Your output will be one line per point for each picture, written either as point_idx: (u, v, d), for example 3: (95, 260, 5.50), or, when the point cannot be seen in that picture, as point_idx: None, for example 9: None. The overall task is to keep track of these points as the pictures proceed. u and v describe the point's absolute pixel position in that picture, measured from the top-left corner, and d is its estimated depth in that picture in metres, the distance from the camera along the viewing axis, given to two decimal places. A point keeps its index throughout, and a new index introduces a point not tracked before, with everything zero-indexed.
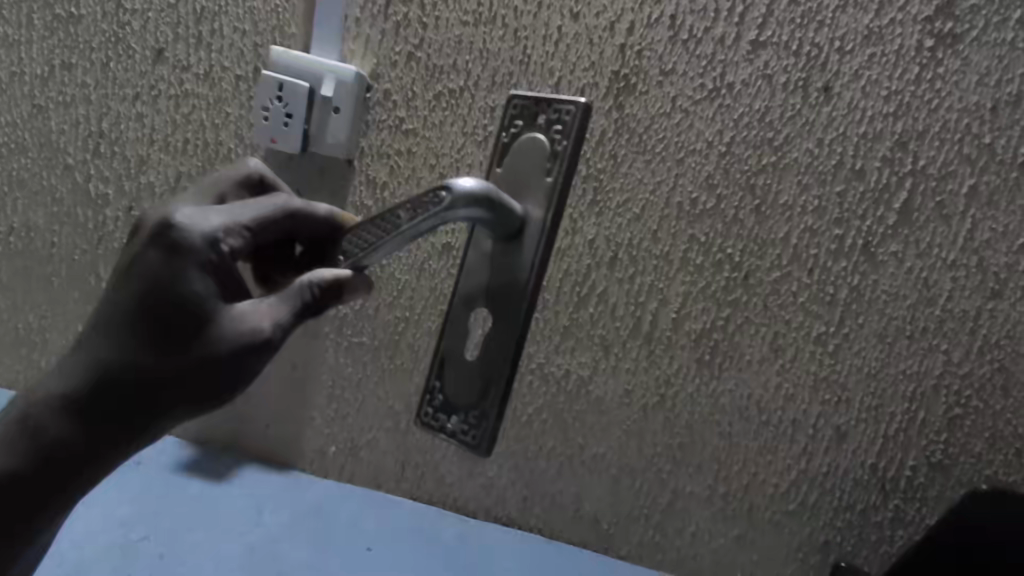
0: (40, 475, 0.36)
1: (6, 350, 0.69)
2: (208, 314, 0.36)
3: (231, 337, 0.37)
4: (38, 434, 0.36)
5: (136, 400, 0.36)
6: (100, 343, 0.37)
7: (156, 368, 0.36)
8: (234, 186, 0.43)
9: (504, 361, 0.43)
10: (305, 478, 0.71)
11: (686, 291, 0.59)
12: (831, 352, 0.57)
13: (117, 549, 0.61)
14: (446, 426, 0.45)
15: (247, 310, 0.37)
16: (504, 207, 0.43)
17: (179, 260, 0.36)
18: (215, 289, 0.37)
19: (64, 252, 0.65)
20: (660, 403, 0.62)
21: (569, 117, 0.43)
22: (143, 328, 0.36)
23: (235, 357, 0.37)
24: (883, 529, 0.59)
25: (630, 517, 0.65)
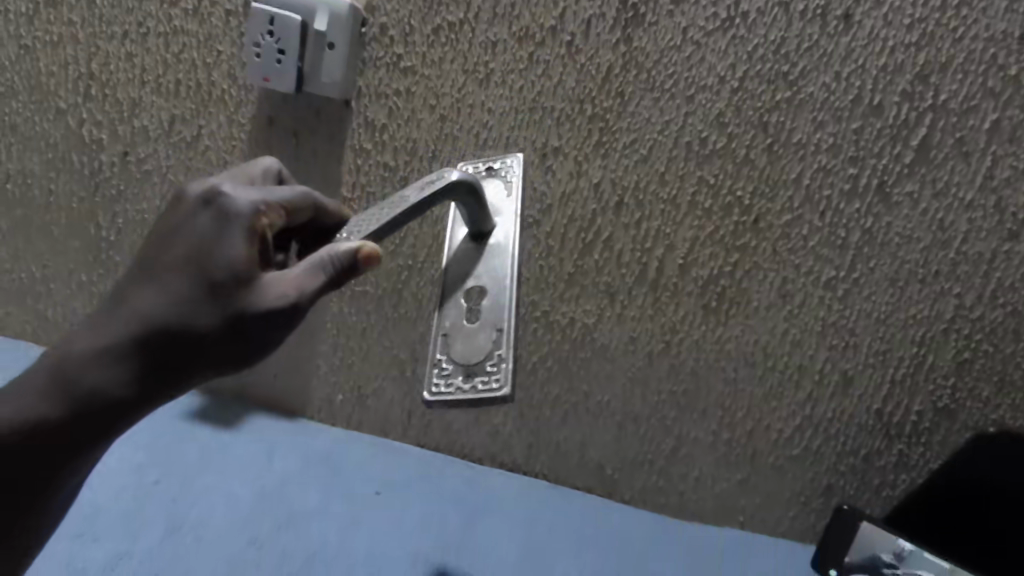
0: (59, 427, 0.38)
1: (11, 301, 0.69)
2: (247, 277, 0.38)
3: (263, 301, 0.37)
4: (62, 384, 0.38)
5: (163, 354, 0.37)
6: (134, 298, 0.38)
7: (189, 324, 0.37)
8: (256, 178, 0.46)
9: (510, 315, 0.45)
10: (312, 425, 0.72)
11: (693, 235, 0.57)
12: (841, 298, 0.56)
13: (134, 494, 0.63)
14: (465, 382, 0.43)
15: (277, 275, 0.38)
16: (483, 208, 0.49)
17: (226, 225, 0.39)
18: (253, 252, 0.38)
19: (62, 199, 0.65)
20: (665, 349, 0.62)
21: (515, 161, 0.53)
22: (182, 286, 0.38)
23: (266, 320, 0.37)
24: (886, 473, 0.60)
25: (635, 463, 0.66)
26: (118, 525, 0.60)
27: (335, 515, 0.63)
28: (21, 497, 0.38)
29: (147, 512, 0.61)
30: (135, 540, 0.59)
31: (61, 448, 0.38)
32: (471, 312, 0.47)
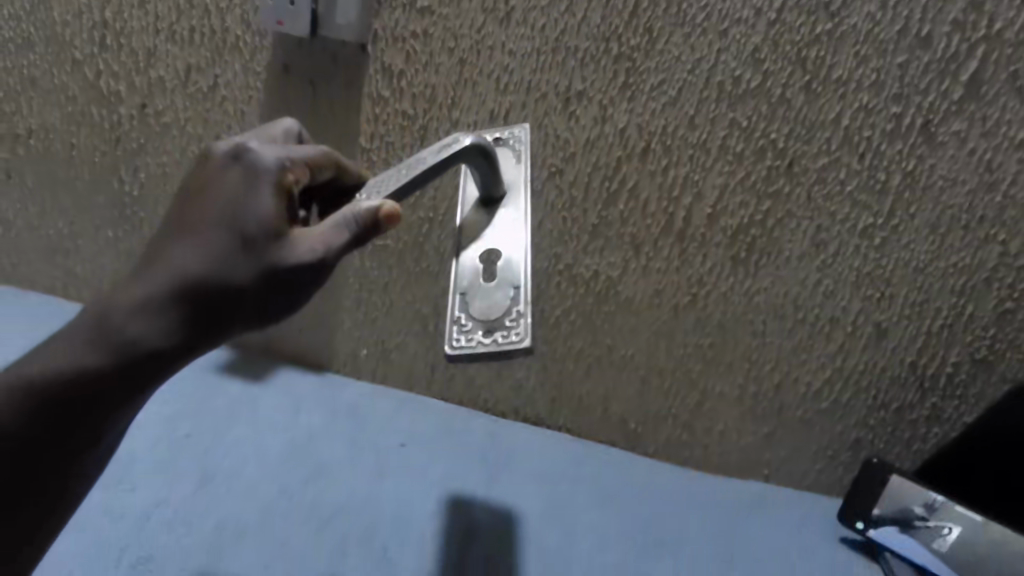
0: (92, 381, 0.37)
1: (41, 256, 0.71)
2: (277, 231, 0.39)
3: (292, 255, 0.39)
4: (92, 335, 0.37)
5: (192, 303, 0.38)
6: (163, 248, 0.39)
7: (220, 274, 0.38)
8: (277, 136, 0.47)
9: (527, 275, 0.45)
10: (337, 378, 0.72)
11: (723, 182, 0.55)
12: (878, 246, 0.55)
13: (167, 445, 0.63)
14: (484, 335, 0.43)
15: (304, 231, 0.40)
16: (495, 172, 0.48)
17: (255, 181, 0.40)
18: (281, 208, 0.40)
19: (84, 154, 0.65)
20: (692, 302, 0.61)
21: (523, 132, 0.52)
22: (212, 237, 0.38)
23: (294, 273, 0.39)
24: (917, 427, 0.61)
25: (659, 416, 0.66)
26: (151, 474, 0.60)
27: (362, 466, 0.64)
28: (54, 454, 0.38)
29: (180, 462, 0.62)
30: (170, 487, 0.60)
31: (95, 403, 0.37)
32: (488, 271, 0.46)
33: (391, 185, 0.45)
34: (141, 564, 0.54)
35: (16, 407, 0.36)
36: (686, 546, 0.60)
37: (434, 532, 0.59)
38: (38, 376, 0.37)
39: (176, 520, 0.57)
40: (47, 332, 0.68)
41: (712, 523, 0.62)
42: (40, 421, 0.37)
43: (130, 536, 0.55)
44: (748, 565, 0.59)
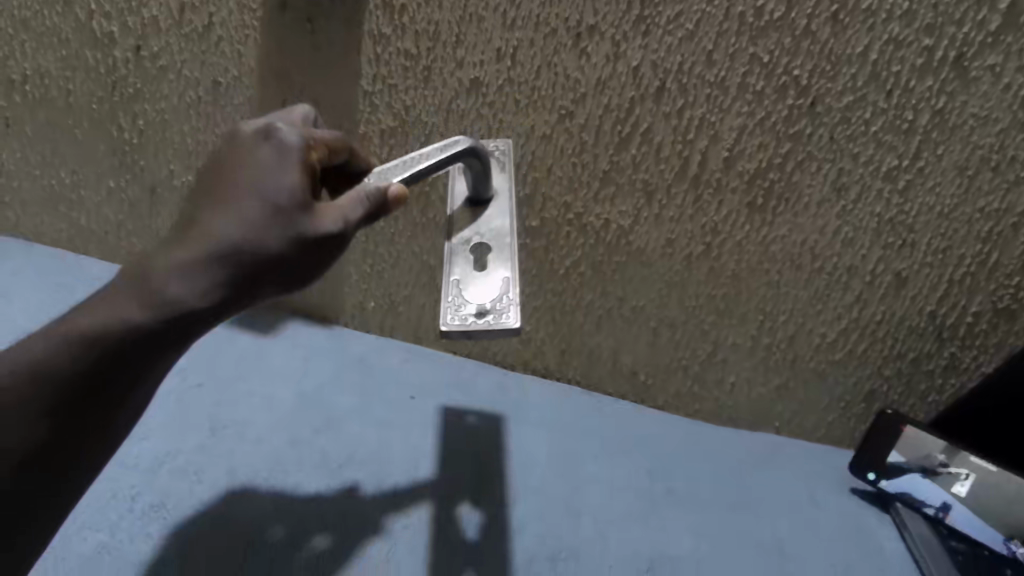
0: (131, 338, 0.37)
1: (44, 208, 0.70)
2: (301, 201, 0.38)
3: (314, 227, 0.38)
4: (130, 294, 0.37)
5: (225, 267, 0.37)
6: (195, 217, 0.38)
7: (246, 244, 0.37)
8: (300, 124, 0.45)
9: (515, 266, 0.49)
10: (346, 331, 0.72)
11: (741, 124, 0.53)
12: (901, 190, 0.53)
13: (183, 397, 0.63)
14: (478, 312, 0.46)
15: (325, 204, 0.39)
16: (487, 174, 0.52)
17: (281, 157, 0.39)
18: (304, 180, 0.39)
19: (81, 101, 0.64)
20: (705, 252, 0.59)
21: (507, 142, 0.56)
22: (237, 208, 0.37)
23: (318, 245, 0.38)
24: (932, 377, 0.61)
25: (669, 368, 0.66)
26: (165, 424, 0.61)
27: (374, 418, 0.63)
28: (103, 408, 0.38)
29: (193, 412, 0.62)
30: (183, 437, 0.60)
31: (136, 361, 0.38)
32: (479, 261, 0.50)
33: (396, 174, 0.47)
34: (154, 510, 0.54)
35: (67, 361, 0.37)
36: (697, 494, 0.60)
37: (443, 476, 0.59)
38: (83, 332, 0.37)
39: (189, 470, 0.57)
40: (57, 285, 0.68)
41: (727, 475, 0.62)
42: (83, 373, 0.37)
43: (143, 483, 0.56)
44: (762, 515, 0.59)
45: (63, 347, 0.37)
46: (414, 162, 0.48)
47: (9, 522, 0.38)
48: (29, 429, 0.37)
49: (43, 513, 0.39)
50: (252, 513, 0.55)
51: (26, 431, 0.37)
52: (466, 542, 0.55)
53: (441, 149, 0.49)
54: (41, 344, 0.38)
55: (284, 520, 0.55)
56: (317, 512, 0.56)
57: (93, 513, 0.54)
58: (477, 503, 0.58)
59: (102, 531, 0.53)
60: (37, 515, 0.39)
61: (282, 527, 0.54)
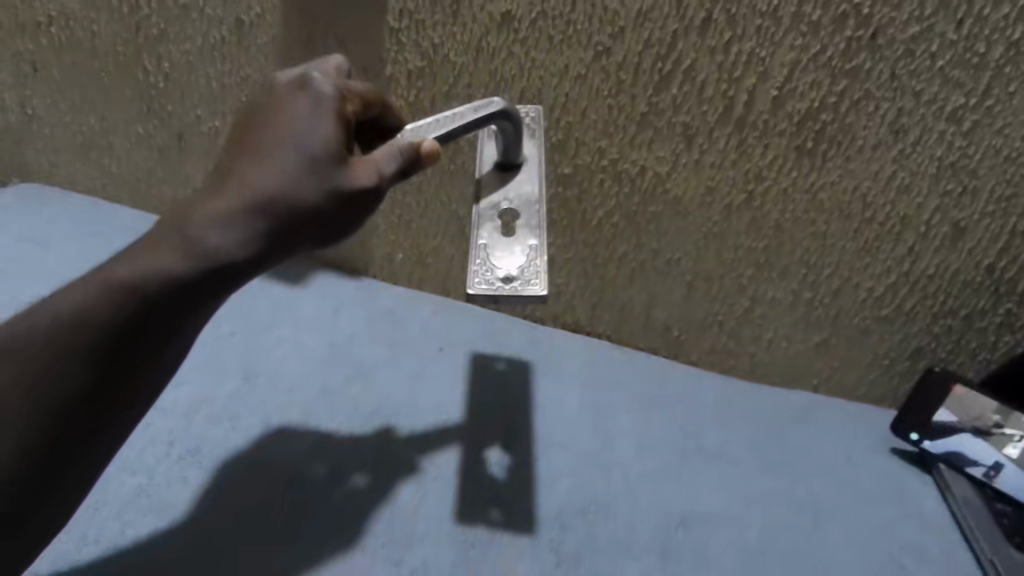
0: (173, 287, 0.37)
1: (75, 155, 0.70)
2: (338, 153, 0.38)
3: (350, 181, 0.38)
4: (171, 243, 0.37)
5: (265, 218, 0.37)
6: (234, 168, 0.38)
7: (283, 195, 0.37)
8: (335, 74, 0.44)
9: (543, 232, 0.49)
10: (377, 284, 0.69)
11: (792, 59, 0.50)
12: (966, 132, 0.50)
13: (212, 346, 0.60)
14: (506, 281, 0.47)
15: (360, 158, 0.39)
16: (519, 137, 0.52)
17: (317, 108, 0.40)
18: (339, 132, 0.39)
19: (107, 43, 0.63)
20: (747, 200, 0.56)
21: (537, 109, 0.55)
22: (274, 160, 0.37)
23: (354, 199, 0.38)
24: (986, 335, 0.58)
25: (704, 324, 0.63)
26: (195, 372, 0.58)
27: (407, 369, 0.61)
28: (141, 358, 0.38)
29: (223, 360, 0.59)
30: (217, 384, 0.58)
31: (174, 311, 0.37)
32: (506, 228, 0.50)
33: (431, 131, 0.47)
34: (190, 456, 0.52)
35: (107, 309, 0.37)
36: (739, 452, 0.58)
37: (471, 425, 0.57)
38: (125, 279, 0.37)
39: (222, 417, 0.55)
40: (88, 231, 0.68)
41: (773, 435, 0.60)
42: (124, 321, 0.37)
43: (180, 430, 0.54)
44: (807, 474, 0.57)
45: (103, 295, 0.37)
46: (449, 121, 0.48)
47: (50, 464, 0.38)
48: (73, 377, 0.37)
49: (81, 462, 0.39)
50: (287, 454, 0.54)
51: (70, 379, 0.37)
52: (493, 482, 0.54)
53: (476, 110, 0.49)
54: (81, 292, 0.37)
55: (318, 463, 0.53)
56: (356, 451, 0.54)
57: (129, 457, 0.52)
58: (508, 447, 0.56)
59: (139, 475, 0.51)
60: (72, 464, 0.38)
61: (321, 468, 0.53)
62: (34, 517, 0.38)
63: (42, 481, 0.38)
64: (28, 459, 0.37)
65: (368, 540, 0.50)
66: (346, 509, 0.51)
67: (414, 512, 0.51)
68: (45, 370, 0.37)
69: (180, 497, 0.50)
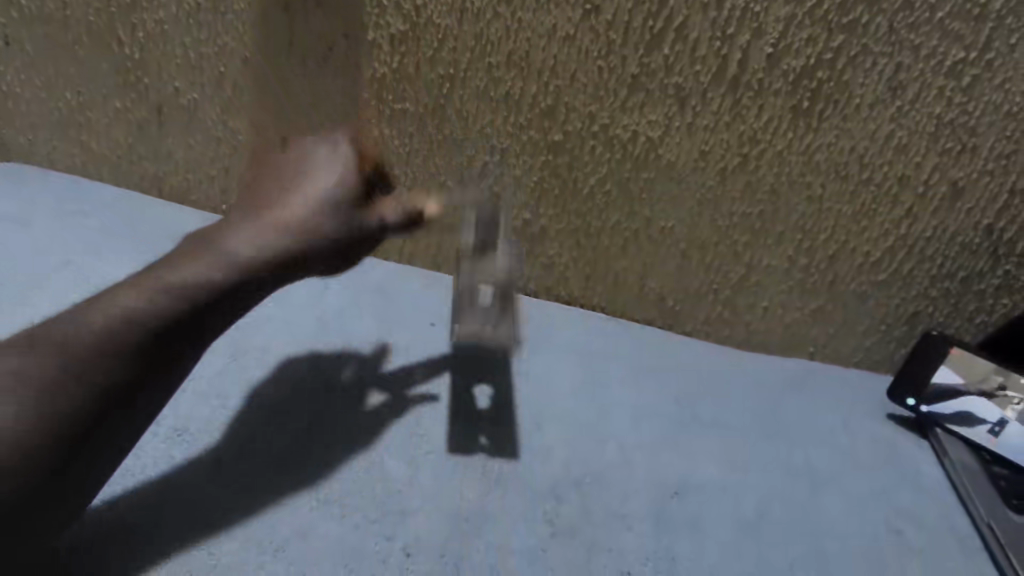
0: (212, 293, 0.43)
1: (52, 132, 0.68)
2: (360, 198, 0.47)
3: (371, 219, 0.47)
4: (216, 255, 0.44)
5: (300, 242, 0.45)
6: (280, 198, 0.47)
7: (317, 227, 0.45)
8: (343, 146, 0.49)
9: (521, 337, 0.55)
10: (365, 261, 0.67)
11: (789, 14, 0.49)
12: (965, 88, 0.50)
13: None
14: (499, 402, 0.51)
15: (377, 202, 0.48)
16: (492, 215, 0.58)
17: (346, 163, 0.48)
18: (360, 182, 0.48)
19: (79, 12, 0.61)
20: (742, 165, 0.55)
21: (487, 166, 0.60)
22: (310, 197, 0.46)
23: (371, 234, 0.47)
24: (983, 297, 0.58)
25: (699, 293, 0.63)
26: None
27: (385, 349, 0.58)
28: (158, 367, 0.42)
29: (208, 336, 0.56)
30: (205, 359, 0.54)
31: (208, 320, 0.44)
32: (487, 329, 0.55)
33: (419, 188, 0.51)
34: (176, 435, 0.49)
35: (132, 324, 0.41)
36: (742, 425, 0.57)
37: (461, 384, 0.56)
38: (158, 290, 0.42)
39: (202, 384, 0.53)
40: (71, 209, 0.66)
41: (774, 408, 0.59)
42: (159, 330, 0.42)
43: (166, 407, 0.50)
44: (811, 446, 0.56)
45: (126, 313, 0.41)
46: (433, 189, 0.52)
47: (67, 461, 0.39)
48: (102, 377, 0.40)
49: (105, 457, 0.41)
50: (271, 424, 0.51)
51: (111, 381, 0.40)
52: (482, 448, 0.52)
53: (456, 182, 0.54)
54: (117, 304, 0.41)
55: (295, 416, 0.51)
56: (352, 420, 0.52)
57: None
58: (501, 414, 0.55)
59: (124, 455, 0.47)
60: (98, 459, 0.41)
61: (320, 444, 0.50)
62: (52, 499, 0.39)
63: (57, 482, 0.38)
64: (57, 452, 0.38)
65: (360, 514, 0.47)
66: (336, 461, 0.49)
67: (409, 487, 0.49)
68: (85, 371, 0.39)
69: (168, 459, 0.47)
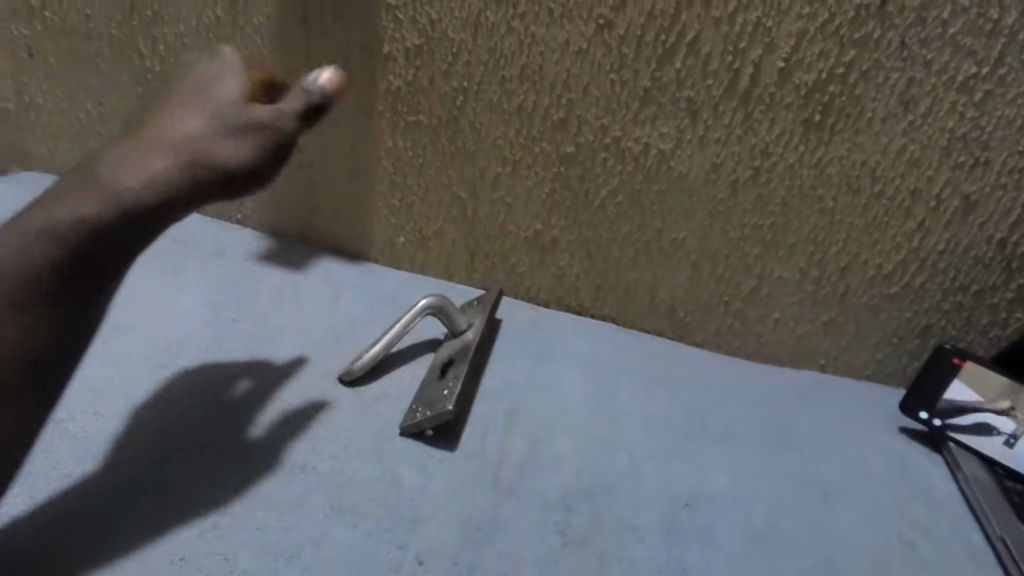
0: (90, 229, 0.40)
1: (72, 142, 0.70)
2: (242, 118, 0.43)
3: (259, 142, 0.43)
4: (86, 187, 0.40)
5: (183, 173, 0.41)
6: (156, 124, 0.42)
7: (200, 154, 0.42)
8: (224, 63, 0.45)
9: (458, 381, 0.55)
10: (377, 270, 0.68)
11: (801, 29, 0.49)
12: (978, 103, 0.50)
13: (194, 325, 0.58)
14: (425, 431, 0.52)
15: (263, 115, 0.43)
16: (457, 312, 0.59)
17: (222, 86, 0.44)
18: (245, 103, 0.43)
19: (101, 26, 0.62)
20: (753, 177, 0.55)
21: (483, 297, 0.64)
22: (190, 126, 0.42)
23: (264, 159, 0.43)
24: (996, 311, 0.58)
25: (710, 304, 0.63)
26: (202, 359, 0.55)
27: (349, 364, 0.56)
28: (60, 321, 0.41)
29: (223, 344, 0.57)
30: (221, 367, 0.55)
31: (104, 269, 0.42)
32: (441, 375, 0.56)
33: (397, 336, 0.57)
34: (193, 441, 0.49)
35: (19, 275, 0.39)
36: (754, 438, 0.57)
37: (472, 395, 0.57)
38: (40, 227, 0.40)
39: (105, 397, 0.51)
40: None
41: (785, 421, 0.59)
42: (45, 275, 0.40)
43: (182, 414, 0.51)
44: (823, 459, 0.56)
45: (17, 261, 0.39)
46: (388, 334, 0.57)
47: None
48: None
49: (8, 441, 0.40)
50: (284, 430, 0.51)
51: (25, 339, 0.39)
52: (495, 459, 0.52)
53: (409, 312, 0.58)
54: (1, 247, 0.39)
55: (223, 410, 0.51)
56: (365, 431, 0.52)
57: (124, 440, 0.48)
58: (512, 424, 0.55)
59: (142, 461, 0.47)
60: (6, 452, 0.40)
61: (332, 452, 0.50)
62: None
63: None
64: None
65: (373, 522, 0.46)
66: (240, 477, 0.47)
67: (420, 495, 0.48)
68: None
69: (61, 478, 0.45)
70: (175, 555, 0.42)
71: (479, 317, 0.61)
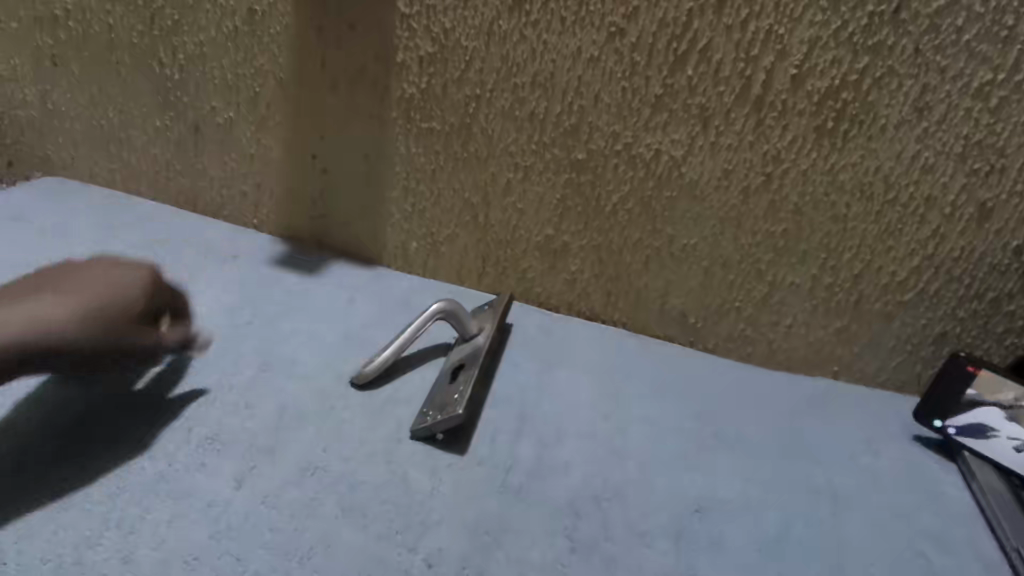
0: None
1: (94, 148, 0.71)
2: (128, 306, 0.49)
3: (127, 331, 0.48)
4: None
5: (36, 343, 0.44)
6: (34, 297, 0.47)
7: (65, 328, 0.45)
8: (134, 267, 0.53)
9: (467, 386, 0.55)
10: (389, 274, 0.69)
11: (813, 36, 0.49)
12: (993, 109, 0.49)
13: (210, 328, 0.59)
14: (434, 434, 0.53)
15: (141, 313, 0.50)
16: (468, 317, 0.60)
17: (136, 290, 0.51)
18: (145, 293, 0.51)
19: (123, 35, 0.64)
20: (765, 184, 0.55)
21: (497, 301, 0.64)
22: (74, 303, 0.47)
23: (99, 349, 0.46)
24: (1013, 320, 0.57)
25: (721, 311, 0.63)
26: (217, 361, 0.56)
27: (363, 367, 0.57)
28: None
29: (239, 348, 0.58)
30: (236, 370, 0.56)
31: None
32: (451, 379, 0.57)
33: (406, 341, 0.57)
34: (208, 443, 0.50)
35: None
36: (766, 445, 0.56)
37: (483, 399, 0.57)
38: None
39: None
40: (108, 222, 0.69)
41: (797, 429, 0.58)
42: None
43: (198, 416, 0.51)
44: (835, 467, 0.55)
45: None
46: (398, 339, 0.57)
47: None
48: None
49: None
50: (298, 433, 0.52)
51: None
52: (505, 463, 0.52)
53: (420, 317, 0.58)
54: None
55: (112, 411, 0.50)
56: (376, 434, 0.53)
57: (143, 442, 0.49)
58: (521, 429, 0.55)
59: (159, 461, 0.48)
60: None
61: (343, 455, 0.51)
62: None
63: None
64: None
65: (383, 525, 0.46)
66: (198, 470, 0.47)
67: (431, 498, 0.49)
68: None
69: None
70: (189, 556, 0.42)
71: (491, 322, 0.61)
